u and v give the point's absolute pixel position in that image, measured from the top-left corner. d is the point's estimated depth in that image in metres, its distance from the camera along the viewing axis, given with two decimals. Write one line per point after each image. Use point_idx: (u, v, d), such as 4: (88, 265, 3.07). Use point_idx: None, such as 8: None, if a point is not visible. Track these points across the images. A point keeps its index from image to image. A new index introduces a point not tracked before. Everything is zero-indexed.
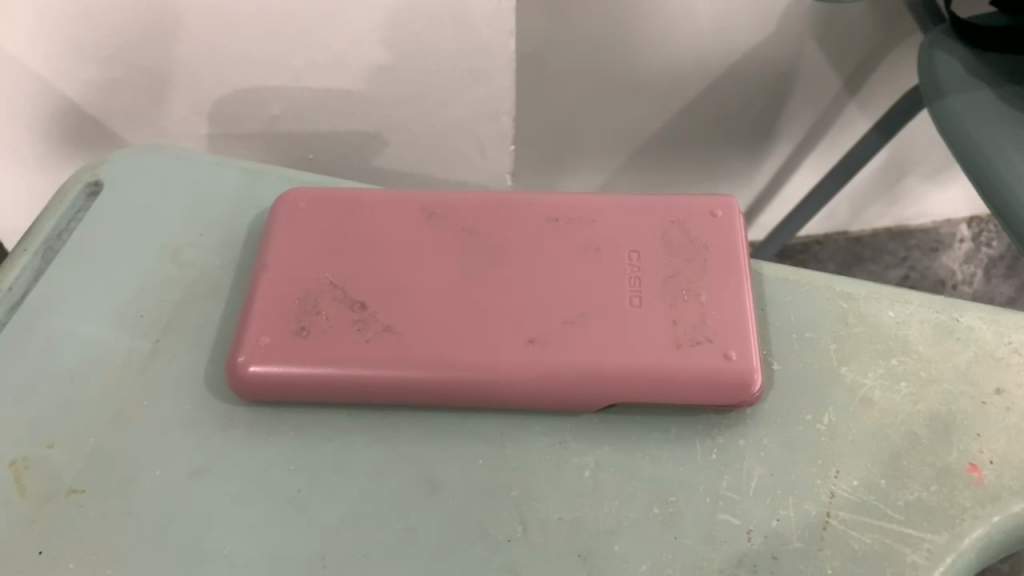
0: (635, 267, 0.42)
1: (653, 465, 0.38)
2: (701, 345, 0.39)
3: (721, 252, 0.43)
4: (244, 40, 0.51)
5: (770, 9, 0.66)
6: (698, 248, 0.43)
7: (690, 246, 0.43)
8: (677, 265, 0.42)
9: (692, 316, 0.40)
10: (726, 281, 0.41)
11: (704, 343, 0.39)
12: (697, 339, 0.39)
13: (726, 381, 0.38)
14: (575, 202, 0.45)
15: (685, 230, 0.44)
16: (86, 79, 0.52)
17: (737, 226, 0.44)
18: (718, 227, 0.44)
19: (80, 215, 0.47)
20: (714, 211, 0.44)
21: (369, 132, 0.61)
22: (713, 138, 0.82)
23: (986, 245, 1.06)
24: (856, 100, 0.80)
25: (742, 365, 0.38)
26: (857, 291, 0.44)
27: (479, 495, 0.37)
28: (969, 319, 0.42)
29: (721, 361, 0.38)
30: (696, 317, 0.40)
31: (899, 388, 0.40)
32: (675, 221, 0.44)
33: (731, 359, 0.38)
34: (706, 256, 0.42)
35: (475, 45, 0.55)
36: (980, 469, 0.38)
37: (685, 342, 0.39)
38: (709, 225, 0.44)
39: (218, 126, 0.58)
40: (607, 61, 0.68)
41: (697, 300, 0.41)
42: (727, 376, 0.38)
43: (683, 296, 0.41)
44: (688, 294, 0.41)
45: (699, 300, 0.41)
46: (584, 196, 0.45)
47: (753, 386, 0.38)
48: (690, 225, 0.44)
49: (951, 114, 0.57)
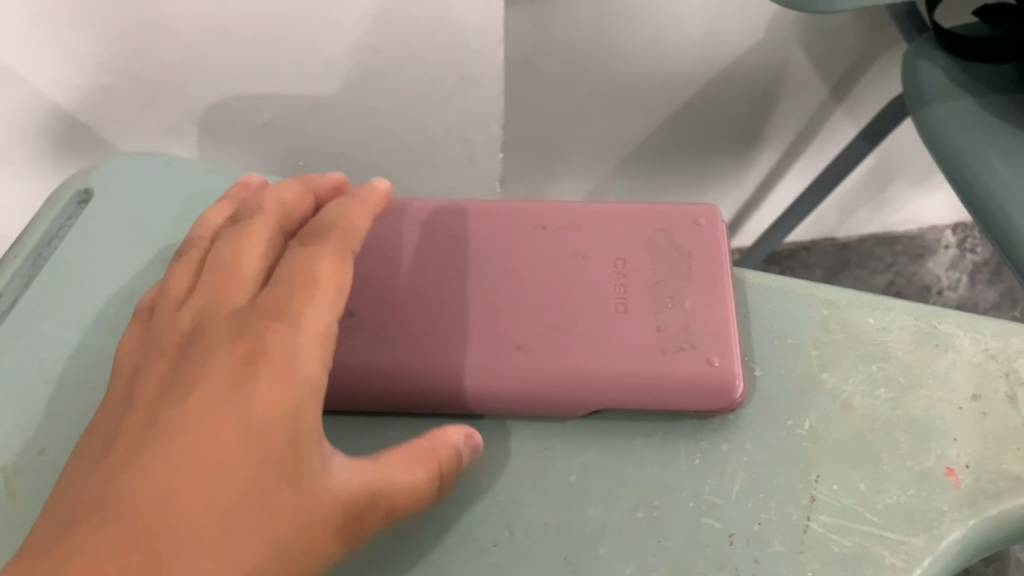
0: (621, 274, 0.43)
1: (637, 468, 0.39)
2: (685, 352, 0.40)
3: (705, 259, 0.43)
4: (235, 48, 0.52)
5: (754, 23, 0.68)
6: (682, 255, 0.43)
7: (674, 254, 0.44)
8: (661, 271, 0.43)
9: (676, 322, 0.41)
10: (709, 287, 0.42)
11: (687, 349, 0.40)
12: (681, 345, 0.40)
13: (711, 387, 0.39)
14: (562, 209, 0.46)
15: (670, 238, 0.44)
16: (78, 87, 0.53)
17: (720, 233, 0.45)
18: (701, 234, 0.44)
19: (70, 224, 0.47)
20: (697, 219, 0.45)
21: (360, 139, 0.62)
22: (698, 146, 0.83)
23: (971, 251, 1.07)
24: (842, 109, 0.81)
25: (726, 371, 0.39)
26: (838, 298, 0.44)
27: (465, 499, 0.38)
28: (947, 326, 0.43)
29: (705, 367, 0.39)
30: (681, 324, 0.41)
31: (878, 394, 0.41)
32: (660, 229, 0.45)
33: (714, 365, 0.39)
34: (690, 263, 0.43)
35: (465, 55, 0.55)
36: (957, 472, 0.38)
37: (669, 348, 0.40)
38: (694, 233, 0.44)
39: (209, 132, 0.59)
40: (596, 69, 0.69)
41: (682, 307, 0.41)
42: (711, 382, 0.39)
43: (667, 303, 0.41)
44: (672, 301, 0.42)
45: (684, 307, 0.41)
46: (570, 204, 0.46)
47: (736, 392, 0.39)
48: (674, 233, 0.44)
49: (932, 122, 0.58)
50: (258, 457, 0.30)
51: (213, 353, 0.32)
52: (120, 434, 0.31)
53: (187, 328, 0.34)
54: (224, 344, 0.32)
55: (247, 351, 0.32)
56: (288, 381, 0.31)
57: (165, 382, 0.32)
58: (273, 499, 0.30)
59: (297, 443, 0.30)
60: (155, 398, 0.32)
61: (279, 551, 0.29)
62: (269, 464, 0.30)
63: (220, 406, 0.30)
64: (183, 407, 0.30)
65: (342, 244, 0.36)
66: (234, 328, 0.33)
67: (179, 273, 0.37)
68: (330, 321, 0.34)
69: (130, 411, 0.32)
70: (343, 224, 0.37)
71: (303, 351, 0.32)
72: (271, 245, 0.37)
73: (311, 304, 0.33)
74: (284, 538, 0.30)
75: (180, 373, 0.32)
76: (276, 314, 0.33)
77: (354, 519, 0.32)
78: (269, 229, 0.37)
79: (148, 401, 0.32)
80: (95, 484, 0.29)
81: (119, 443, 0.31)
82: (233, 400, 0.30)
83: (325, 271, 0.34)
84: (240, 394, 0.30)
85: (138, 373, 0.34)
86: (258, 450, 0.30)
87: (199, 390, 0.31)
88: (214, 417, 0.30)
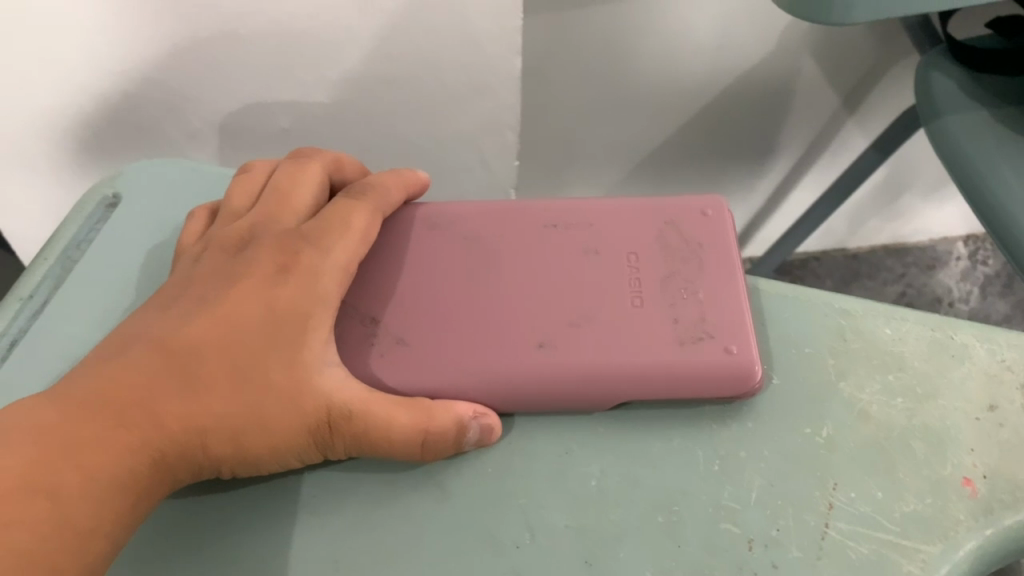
0: (634, 268, 0.43)
1: (657, 474, 0.39)
2: (703, 341, 0.40)
3: (716, 250, 0.44)
4: (257, 55, 0.53)
5: (768, 34, 0.68)
6: (693, 247, 0.44)
7: (685, 245, 0.44)
8: (674, 263, 0.43)
9: (693, 312, 0.41)
10: (722, 276, 0.43)
11: (705, 338, 0.40)
12: (699, 335, 0.41)
13: (730, 374, 0.40)
14: (572, 207, 0.46)
15: (681, 230, 0.45)
16: (101, 93, 0.54)
17: (728, 224, 0.45)
18: (710, 226, 0.45)
19: (99, 227, 0.48)
20: (704, 211, 0.46)
21: (375, 145, 0.62)
22: (710, 154, 0.84)
23: (982, 262, 1.07)
24: (854, 120, 0.81)
25: (743, 358, 0.40)
26: (854, 308, 0.45)
27: (486, 502, 0.38)
28: (963, 337, 0.43)
29: (723, 355, 0.40)
30: (697, 314, 0.41)
31: (895, 403, 0.41)
32: (670, 221, 0.45)
33: (732, 352, 0.40)
34: (702, 254, 0.44)
35: (481, 63, 0.56)
36: (973, 482, 0.39)
37: (688, 338, 0.40)
38: (703, 224, 0.45)
39: (228, 137, 0.60)
40: (609, 77, 0.70)
41: (696, 297, 0.42)
42: (730, 369, 0.40)
43: (682, 293, 0.42)
44: (687, 292, 0.42)
45: (698, 297, 0.42)
46: (579, 202, 0.46)
47: (754, 377, 0.40)
48: (684, 225, 0.45)
49: (947, 134, 0.58)
50: (278, 333, 0.37)
51: (257, 252, 0.39)
52: (180, 292, 0.39)
53: (241, 233, 0.42)
54: (265, 248, 0.39)
55: (285, 257, 0.39)
56: (312, 287, 0.38)
57: (214, 267, 0.40)
58: (274, 371, 0.36)
59: (313, 335, 0.37)
60: (208, 274, 0.40)
61: (275, 415, 0.36)
62: (284, 343, 0.37)
63: (259, 290, 0.38)
64: (230, 286, 0.38)
65: (376, 203, 0.43)
66: (280, 237, 0.40)
67: (245, 187, 0.45)
68: (354, 253, 0.40)
69: (193, 276, 0.40)
70: (381, 190, 0.43)
71: (329, 265, 0.39)
72: (320, 185, 0.44)
73: (343, 235, 0.40)
74: (280, 408, 0.36)
75: (235, 262, 0.39)
76: (310, 238, 0.40)
77: (336, 424, 0.37)
78: (320, 172, 0.45)
79: (198, 278, 0.40)
80: (156, 323, 0.37)
81: (176, 300, 0.39)
82: (268, 289, 0.38)
83: (359, 220, 0.41)
84: (275, 287, 0.38)
85: (199, 254, 0.42)
86: (280, 328, 0.37)
87: (240, 277, 0.38)
88: (252, 297, 0.38)
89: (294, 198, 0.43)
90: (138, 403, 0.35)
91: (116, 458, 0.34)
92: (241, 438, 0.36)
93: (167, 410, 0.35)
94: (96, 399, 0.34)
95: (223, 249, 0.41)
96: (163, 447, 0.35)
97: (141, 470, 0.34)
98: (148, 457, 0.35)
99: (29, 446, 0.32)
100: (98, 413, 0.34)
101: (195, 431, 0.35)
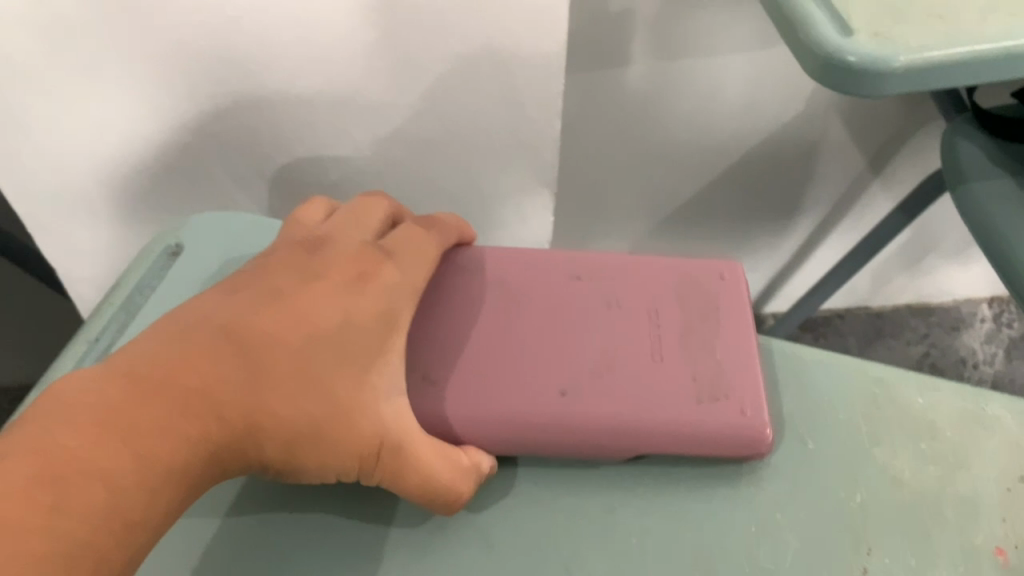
0: (656, 325, 0.45)
1: (695, 533, 0.40)
2: (719, 401, 0.42)
3: (731, 311, 0.46)
4: (313, 111, 0.56)
5: (796, 96, 0.71)
6: (711, 307, 0.46)
7: (704, 304, 0.46)
8: (693, 322, 0.45)
9: (710, 372, 0.43)
10: (738, 337, 0.45)
11: (721, 399, 0.42)
12: (715, 395, 0.42)
13: (741, 435, 0.41)
14: (598, 262, 0.48)
15: (699, 291, 0.47)
16: (162, 141, 0.57)
17: (741, 289, 0.47)
18: (725, 289, 0.47)
19: (161, 275, 0.51)
20: (721, 275, 0.48)
21: (417, 199, 0.65)
22: (738, 211, 0.86)
23: (1006, 325, 1.08)
24: (879, 180, 0.83)
25: (756, 422, 0.41)
26: (887, 376, 0.46)
27: (529, 554, 0.40)
28: (994, 409, 0.45)
29: (738, 416, 0.41)
30: (714, 374, 0.43)
31: (928, 470, 0.42)
32: (690, 281, 0.47)
33: (746, 414, 0.42)
34: (717, 315, 0.46)
35: (524, 125, 0.59)
36: (1004, 552, 0.40)
37: (705, 397, 0.42)
38: (719, 288, 0.47)
39: (278, 186, 0.62)
40: (641, 134, 0.73)
41: (714, 356, 0.44)
42: (743, 430, 0.41)
43: (701, 354, 0.44)
44: (706, 352, 0.44)
45: (716, 358, 0.43)
46: (603, 257, 0.48)
47: (764, 441, 0.41)
48: (702, 285, 0.47)
49: (973, 200, 0.60)
50: (344, 347, 0.38)
51: (333, 262, 0.41)
52: (253, 282, 0.40)
53: (314, 238, 0.43)
54: (341, 260, 0.42)
55: (364, 273, 0.41)
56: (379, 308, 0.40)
57: (288, 262, 0.41)
58: (335, 385, 0.37)
59: (374, 360, 0.39)
60: (282, 269, 0.41)
61: (330, 428, 0.37)
62: (347, 362, 0.38)
63: (333, 297, 0.40)
64: (307, 286, 0.40)
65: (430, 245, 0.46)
66: (357, 253, 0.42)
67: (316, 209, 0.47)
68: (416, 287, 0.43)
69: (266, 268, 0.41)
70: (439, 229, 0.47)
71: (399, 292, 0.42)
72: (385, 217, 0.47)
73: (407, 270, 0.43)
74: (338, 423, 0.37)
75: (313, 264, 0.41)
76: (379, 263, 0.42)
77: (374, 458, 0.38)
78: (386, 203, 0.48)
79: (273, 267, 0.41)
80: (228, 309, 0.38)
81: (248, 290, 0.40)
82: (344, 299, 0.40)
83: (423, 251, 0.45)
84: (350, 299, 0.40)
85: (270, 252, 0.43)
86: (348, 343, 0.38)
87: (317, 280, 0.40)
88: (328, 304, 0.39)
89: (363, 220, 0.45)
90: (206, 394, 0.35)
91: (177, 447, 0.34)
92: (292, 445, 0.37)
93: (232, 404, 0.35)
94: (166, 380, 0.34)
95: (301, 247, 0.43)
96: (219, 443, 0.35)
97: (195, 464, 0.35)
98: (203, 449, 0.35)
99: (93, 423, 0.32)
100: (166, 395, 0.34)
101: (253, 430, 0.36)
